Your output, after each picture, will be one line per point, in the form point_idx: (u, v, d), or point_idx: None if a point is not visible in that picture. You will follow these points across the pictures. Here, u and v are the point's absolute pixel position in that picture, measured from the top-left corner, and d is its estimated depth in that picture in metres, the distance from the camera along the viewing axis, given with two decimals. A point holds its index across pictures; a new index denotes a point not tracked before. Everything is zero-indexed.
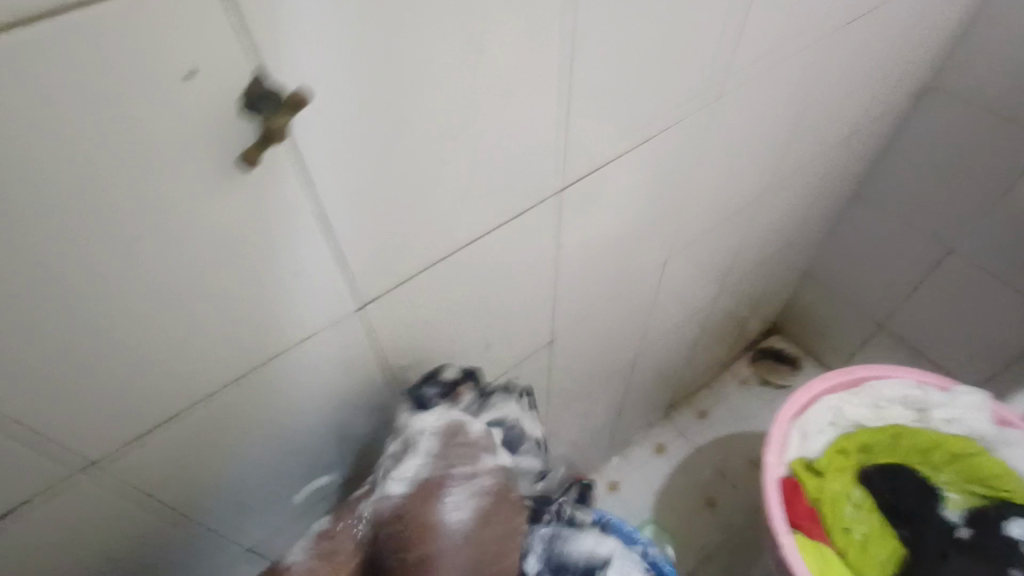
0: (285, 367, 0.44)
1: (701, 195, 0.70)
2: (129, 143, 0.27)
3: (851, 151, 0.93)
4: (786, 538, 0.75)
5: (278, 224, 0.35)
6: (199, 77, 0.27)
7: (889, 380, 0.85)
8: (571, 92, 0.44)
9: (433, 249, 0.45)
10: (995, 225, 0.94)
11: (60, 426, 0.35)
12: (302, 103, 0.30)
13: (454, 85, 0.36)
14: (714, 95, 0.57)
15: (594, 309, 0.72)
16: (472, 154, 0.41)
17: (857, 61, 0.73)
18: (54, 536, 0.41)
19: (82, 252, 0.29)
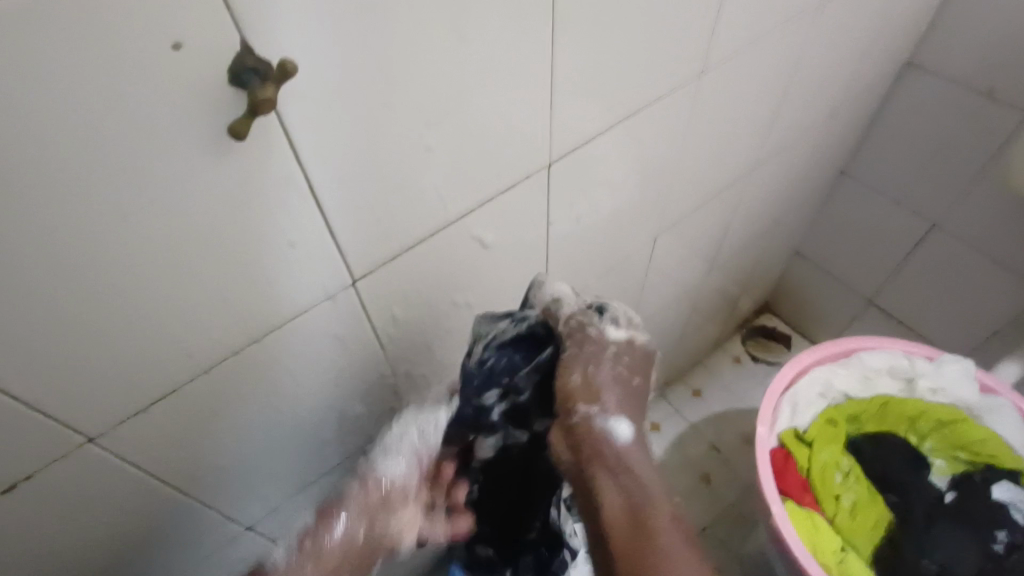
0: (280, 342, 0.44)
1: (689, 172, 0.71)
2: (116, 113, 0.28)
3: (836, 127, 0.94)
4: (776, 505, 0.77)
5: (268, 200, 0.36)
6: (182, 48, 0.28)
7: (873, 351, 0.89)
8: (554, 67, 0.44)
9: (424, 224, 0.46)
10: (977, 198, 0.95)
11: (60, 399, 0.36)
12: (291, 74, 0.30)
13: (436, 56, 0.37)
14: (698, 72, 0.58)
15: (587, 286, 0.73)
16: (457, 128, 0.42)
17: (840, 36, 0.73)
18: (57, 510, 0.42)
19: (74, 226, 0.30)
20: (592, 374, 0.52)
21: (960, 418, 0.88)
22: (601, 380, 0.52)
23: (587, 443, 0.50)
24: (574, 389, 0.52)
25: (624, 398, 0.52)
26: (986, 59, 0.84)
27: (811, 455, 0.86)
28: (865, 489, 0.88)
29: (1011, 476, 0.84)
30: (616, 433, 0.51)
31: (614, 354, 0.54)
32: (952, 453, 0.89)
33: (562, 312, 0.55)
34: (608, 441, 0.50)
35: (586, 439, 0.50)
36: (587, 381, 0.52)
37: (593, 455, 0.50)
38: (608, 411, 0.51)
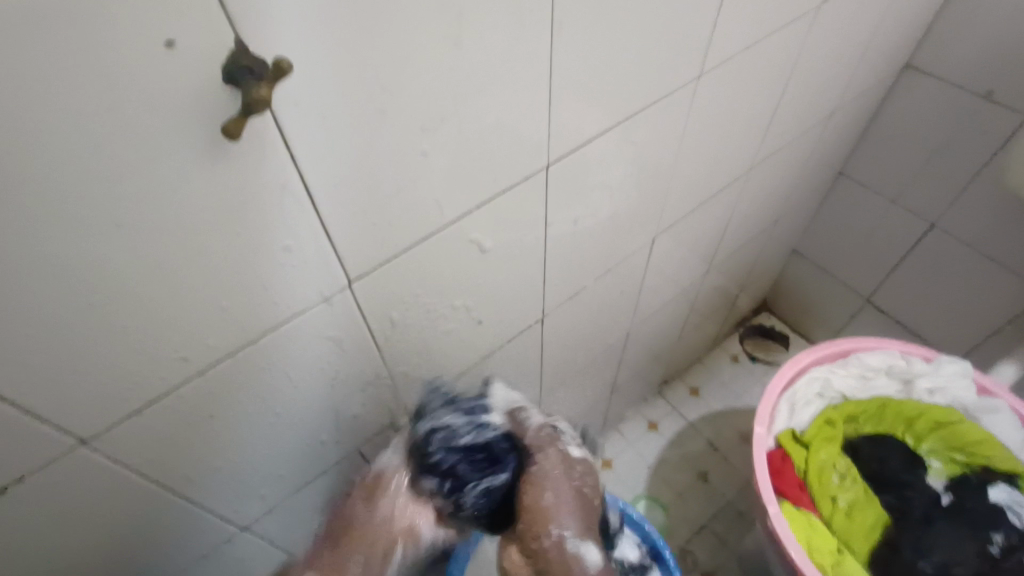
0: (274, 345, 0.44)
1: (687, 173, 0.70)
2: (106, 117, 0.27)
3: (836, 127, 0.94)
4: (773, 507, 0.77)
5: (262, 203, 0.35)
6: (174, 48, 0.27)
7: (873, 351, 0.90)
8: (552, 67, 0.44)
9: (421, 227, 0.46)
10: (975, 199, 0.95)
11: (51, 404, 0.36)
12: (286, 71, 0.30)
13: (434, 59, 0.36)
14: (697, 73, 0.57)
15: (585, 286, 0.73)
16: (455, 131, 0.41)
17: (840, 36, 0.73)
18: (49, 514, 0.41)
19: (65, 230, 0.30)
20: (560, 489, 0.50)
21: (956, 420, 0.88)
22: (567, 495, 0.50)
23: (551, 566, 0.46)
24: (536, 503, 0.49)
25: (585, 515, 0.49)
26: (985, 60, 0.83)
27: (809, 456, 0.86)
28: (863, 490, 0.86)
29: (1009, 479, 0.84)
30: (583, 555, 0.46)
31: (581, 470, 0.53)
32: (948, 454, 0.89)
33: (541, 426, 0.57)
34: (576, 567, 0.46)
35: (549, 561, 0.46)
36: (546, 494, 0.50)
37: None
38: (565, 528, 0.47)
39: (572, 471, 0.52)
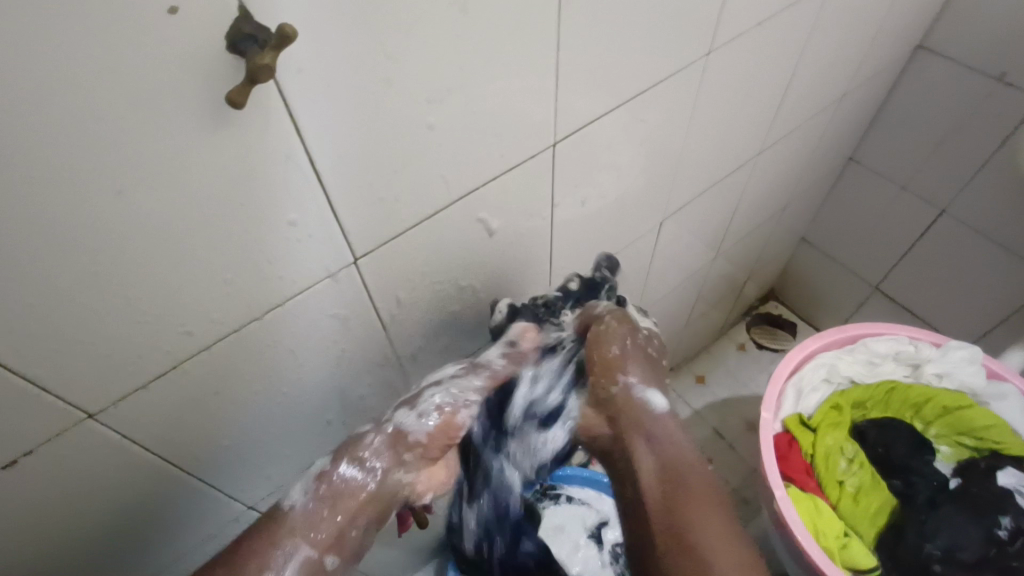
0: (279, 322, 0.44)
1: (696, 155, 0.70)
2: (107, 82, 0.27)
3: (846, 111, 0.92)
4: (779, 491, 0.77)
5: (264, 175, 0.35)
6: (177, 13, 0.27)
7: (880, 337, 0.89)
8: (561, 40, 0.43)
9: (426, 204, 0.45)
10: (987, 184, 0.94)
11: (57, 376, 0.36)
12: (291, 39, 0.28)
13: (438, 29, 0.36)
14: (707, 51, 0.56)
15: (592, 269, 0.72)
16: (459, 104, 0.41)
17: (852, 15, 0.72)
18: (57, 487, 0.42)
19: (67, 199, 0.29)
20: (628, 346, 0.56)
21: (966, 405, 0.87)
22: (631, 351, 0.56)
23: (624, 411, 0.53)
24: (612, 358, 0.55)
25: (650, 367, 0.56)
26: (999, 41, 0.82)
27: (815, 441, 0.86)
28: (869, 474, 0.86)
29: (1018, 464, 0.83)
30: (648, 400, 0.53)
31: (640, 335, 0.58)
32: (956, 438, 0.89)
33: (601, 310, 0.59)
34: (641, 408, 0.53)
35: (623, 403, 0.54)
36: (617, 358, 0.55)
37: (628, 420, 0.53)
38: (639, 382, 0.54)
39: (634, 369, 0.55)
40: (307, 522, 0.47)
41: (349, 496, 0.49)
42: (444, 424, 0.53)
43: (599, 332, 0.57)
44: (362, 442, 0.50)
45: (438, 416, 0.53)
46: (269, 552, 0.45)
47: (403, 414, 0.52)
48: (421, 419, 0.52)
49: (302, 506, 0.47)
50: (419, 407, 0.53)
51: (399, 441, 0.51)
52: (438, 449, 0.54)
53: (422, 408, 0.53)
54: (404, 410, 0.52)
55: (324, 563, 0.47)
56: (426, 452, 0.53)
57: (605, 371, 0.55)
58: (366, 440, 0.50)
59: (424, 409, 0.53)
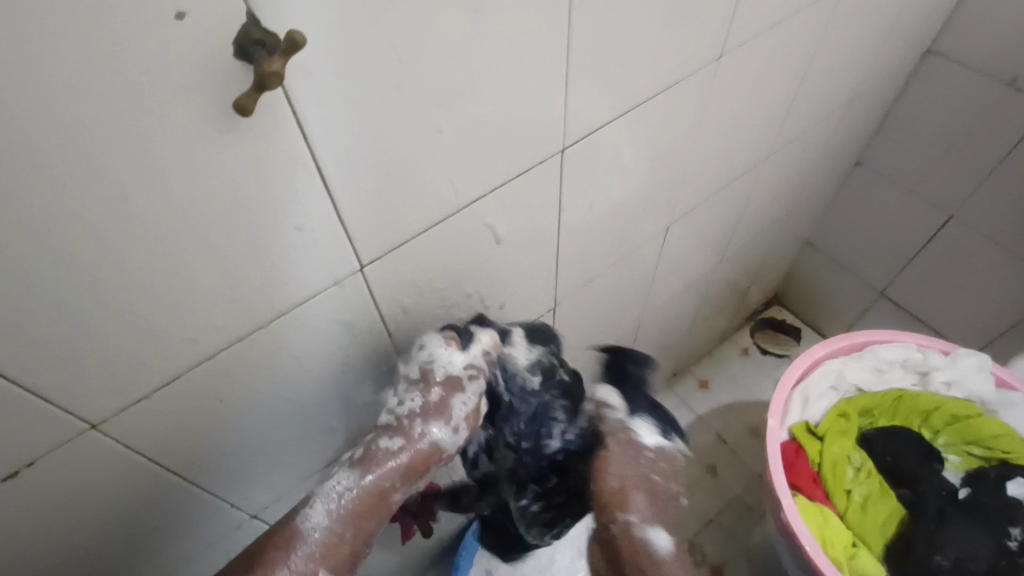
0: (284, 329, 0.43)
1: (702, 159, 0.69)
2: (113, 88, 0.27)
3: (853, 115, 0.92)
4: (787, 500, 0.76)
5: (270, 181, 0.34)
6: (185, 17, 0.26)
7: (888, 344, 0.88)
8: (571, 42, 0.42)
9: (433, 210, 0.45)
10: (996, 191, 0.93)
11: (59, 385, 0.35)
12: (301, 46, 0.28)
13: (448, 31, 0.35)
14: (716, 54, 0.56)
15: (597, 274, 0.72)
16: (469, 108, 0.40)
17: (862, 18, 0.71)
18: (58, 498, 0.41)
19: (71, 206, 0.29)
20: (631, 478, 0.51)
21: (975, 414, 0.86)
22: (634, 484, 0.51)
23: (624, 553, 0.50)
24: (611, 495, 0.50)
25: (655, 502, 0.51)
26: (1010, 46, 0.81)
27: (823, 449, 0.85)
28: (877, 484, 0.86)
29: None
30: (651, 543, 0.49)
31: (649, 456, 0.53)
32: (965, 448, 0.89)
33: (609, 415, 0.56)
34: (644, 551, 0.49)
35: (620, 545, 0.50)
36: (622, 493, 0.50)
37: (629, 561, 0.50)
38: (648, 510, 0.50)
39: (641, 483, 0.51)
40: (330, 545, 0.44)
41: (375, 513, 0.46)
42: (469, 431, 0.50)
43: (598, 462, 0.52)
44: (387, 455, 0.46)
45: (465, 422, 0.49)
46: (286, 569, 0.43)
47: (435, 430, 0.47)
48: (453, 434, 0.48)
49: (323, 528, 0.44)
50: (453, 416, 0.48)
51: (425, 457, 0.47)
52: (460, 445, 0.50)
53: (453, 421, 0.48)
54: (439, 424, 0.47)
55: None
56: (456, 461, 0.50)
57: (607, 499, 0.51)
58: (393, 459, 0.46)
59: (456, 421, 0.48)
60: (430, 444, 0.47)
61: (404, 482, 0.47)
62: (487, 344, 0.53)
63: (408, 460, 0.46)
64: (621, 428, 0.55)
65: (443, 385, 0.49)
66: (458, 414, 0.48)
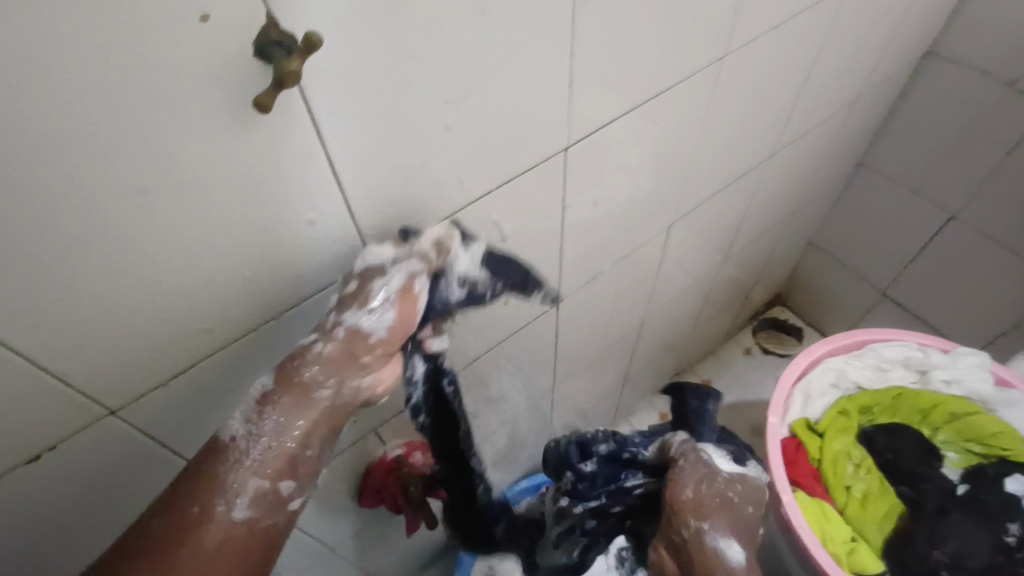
0: (296, 320, 0.45)
1: (706, 159, 0.70)
2: (139, 85, 0.28)
3: (855, 116, 0.93)
4: (787, 496, 0.77)
5: (285, 176, 0.36)
6: (208, 20, 0.28)
7: (889, 343, 0.89)
8: (575, 42, 0.44)
9: (441, 206, 0.46)
10: (997, 191, 0.94)
11: (81, 372, 0.36)
12: (318, 46, 0.29)
13: (456, 32, 0.36)
14: (719, 55, 0.57)
15: (601, 272, 0.73)
16: (476, 106, 0.41)
17: (864, 21, 0.72)
18: (77, 482, 0.42)
19: (96, 198, 0.30)
20: (704, 491, 0.53)
21: (974, 412, 0.87)
22: (703, 497, 0.53)
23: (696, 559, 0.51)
24: (684, 504, 0.53)
25: (722, 517, 0.52)
26: (1011, 48, 0.82)
27: (823, 446, 0.86)
28: (877, 480, 0.86)
29: None
30: (722, 552, 0.50)
31: (710, 470, 0.55)
32: (964, 445, 0.89)
33: (677, 440, 0.60)
34: (716, 562, 0.50)
35: (693, 555, 0.51)
36: (689, 503, 0.53)
37: (698, 572, 0.51)
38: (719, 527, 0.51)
39: (718, 496, 0.53)
40: (252, 446, 0.40)
41: (299, 412, 0.40)
42: (396, 322, 0.42)
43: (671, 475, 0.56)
44: (304, 351, 0.40)
45: (389, 309, 0.41)
46: (213, 487, 0.39)
47: (350, 315, 0.41)
48: (373, 318, 0.41)
49: (244, 435, 0.40)
50: (372, 302, 0.41)
51: (349, 347, 0.41)
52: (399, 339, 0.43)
53: (370, 305, 0.41)
54: (351, 309, 0.41)
55: (280, 490, 0.41)
56: (385, 351, 0.42)
57: (683, 508, 0.53)
58: (311, 351, 0.40)
59: (371, 306, 0.41)
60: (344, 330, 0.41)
61: (327, 377, 0.41)
62: (437, 235, 0.45)
63: (328, 351, 0.40)
64: (698, 452, 0.57)
65: (363, 274, 0.42)
66: (376, 303, 0.41)
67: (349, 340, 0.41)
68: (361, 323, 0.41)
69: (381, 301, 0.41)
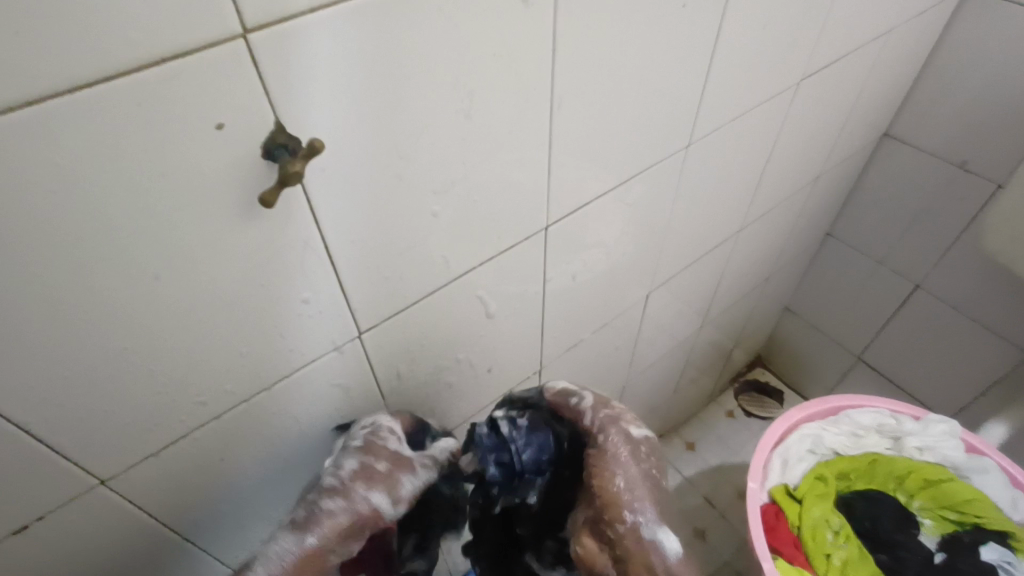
0: (286, 390, 0.46)
1: (680, 232, 0.74)
2: (158, 183, 0.31)
3: (820, 192, 0.99)
4: (768, 564, 0.77)
5: (286, 258, 0.38)
6: (223, 128, 0.31)
7: (861, 409, 0.92)
8: (553, 137, 0.48)
9: (428, 283, 0.49)
10: (955, 262, 0.99)
11: (76, 444, 0.38)
12: (319, 150, 0.34)
13: (442, 129, 0.40)
14: (686, 142, 0.62)
15: (582, 339, 0.76)
16: (461, 194, 0.45)
17: (820, 109, 0.78)
18: (58, 553, 0.42)
19: (110, 284, 0.33)
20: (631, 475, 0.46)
21: (947, 478, 0.89)
22: (643, 482, 0.46)
23: (630, 552, 0.44)
24: (613, 494, 0.45)
25: (661, 502, 0.47)
26: (957, 133, 0.90)
27: (802, 512, 0.86)
28: (856, 548, 0.87)
29: (1001, 538, 0.84)
30: (659, 541, 0.44)
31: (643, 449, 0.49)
32: (940, 512, 0.90)
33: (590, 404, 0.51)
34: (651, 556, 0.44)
35: (622, 547, 0.45)
36: (635, 488, 0.46)
37: (633, 569, 0.44)
38: (654, 520, 0.45)
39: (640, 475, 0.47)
40: None
41: None
42: (406, 506, 0.46)
43: (602, 455, 0.47)
44: (323, 519, 0.42)
45: (407, 502, 0.46)
46: None
47: (377, 497, 0.44)
48: (395, 508, 0.45)
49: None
50: (401, 486, 0.45)
51: (361, 524, 0.43)
52: (393, 518, 0.47)
53: (400, 495, 0.45)
54: (378, 492, 0.44)
55: None
56: (382, 524, 0.46)
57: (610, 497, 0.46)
58: (330, 524, 0.42)
59: (401, 495, 0.45)
60: (368, 507, 0.43)
61: (339, 547, 0.42)
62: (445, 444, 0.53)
63: (343, 522, 0.42)
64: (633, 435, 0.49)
65: (397, 459, 0.47)
66: (405, 490, 0.45)
67: (371, 517, 0.44)
68: (382, 505, 0.44)
69: (406, 489, 0.46)
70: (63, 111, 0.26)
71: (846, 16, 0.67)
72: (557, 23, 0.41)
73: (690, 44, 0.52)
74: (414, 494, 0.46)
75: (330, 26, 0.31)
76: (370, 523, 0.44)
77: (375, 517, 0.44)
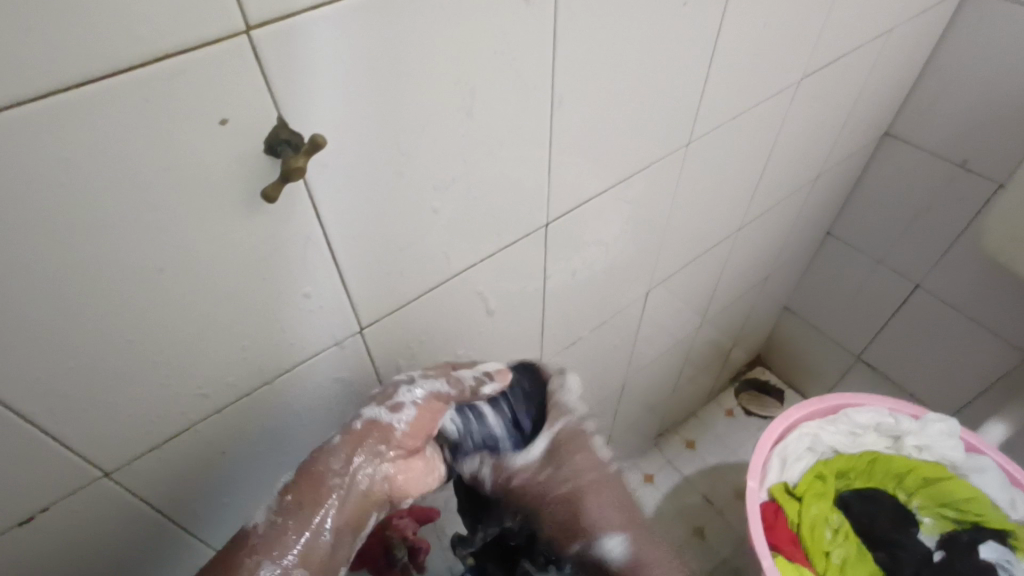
0: (287, 384, 0.47)
1: (679, 230, 0.75)
2: (162, 178, 0.31)
3: (820, 191, 0.99)
4: (767, 561, 0.77)
5: (287, 253, 0.39)
6: (228, 123, 0.32)
7: (860, 408, 0.91)
8: (552, 135, 0.48)
9: (429, 278, 0.49)
10: (956, 262, 1.00)
11: (80, 436, 0.38)
12: (321, 147, 0.33)
13: (442, 125, 0.40)
14: (685, 141, 0.62)
15: (581, 336, 0.76)
16: (461, 191, 0.45)
17: (820, 109, 0.78)
18: (62, 543, 0.43)
19: (114, 278, 0.33)
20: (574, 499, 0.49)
21: (946, 477, 0.89)
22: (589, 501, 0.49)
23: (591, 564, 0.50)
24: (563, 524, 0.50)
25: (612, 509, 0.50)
26: (958, 132, 0.90)
27: (801, 510, 0.87)
28: (855, 546, 0.88)
29: (999, 536, 0.85)
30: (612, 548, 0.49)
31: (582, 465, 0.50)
32: (939, 510, 0.91)
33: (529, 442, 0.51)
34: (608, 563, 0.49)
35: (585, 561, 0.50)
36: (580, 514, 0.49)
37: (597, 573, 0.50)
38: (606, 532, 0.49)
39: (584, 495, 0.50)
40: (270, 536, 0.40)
41: (320, 499, 0.42)
42: (418, 423, 0.47)
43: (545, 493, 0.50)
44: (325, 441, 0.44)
45: (413, 413, 0.47)
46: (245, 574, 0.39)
47: (373, 410, 0.46)
48: (397, 415, 0.46)
49: (267, 525, 0.41)
50: (399, 398, 0.47)
51: (365, 438, 0.44)
52: (420, 441, 0.47)
53: (397, 401, 0.46)
54: (373, 405, 0.46)
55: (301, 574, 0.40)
56: (403, 445, 0.46)
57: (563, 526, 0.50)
58: (329, 442, 0.44)
59: (398, 400, 0.46)
60: (367, 420, 0.45)
61: (345, 463, 0.43)
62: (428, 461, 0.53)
63: (344, 439, 0.44)
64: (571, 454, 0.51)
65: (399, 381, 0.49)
66: (403, 401, 0.46)
67: (372, 429, 0.45)
68: (381, 415, 0.45)
69: (407, 400, 0.47)
70: (70, 107, 0.27)
71: (846, 16, 0.67)
72: (556, 22, 0.41)
73: (689, 43, 0.52)
74: (420, 407, 0.47)
75: (332, 23, 0.32)
76: (372, 436, 0.45)
77: (372, 426, 0.45)
